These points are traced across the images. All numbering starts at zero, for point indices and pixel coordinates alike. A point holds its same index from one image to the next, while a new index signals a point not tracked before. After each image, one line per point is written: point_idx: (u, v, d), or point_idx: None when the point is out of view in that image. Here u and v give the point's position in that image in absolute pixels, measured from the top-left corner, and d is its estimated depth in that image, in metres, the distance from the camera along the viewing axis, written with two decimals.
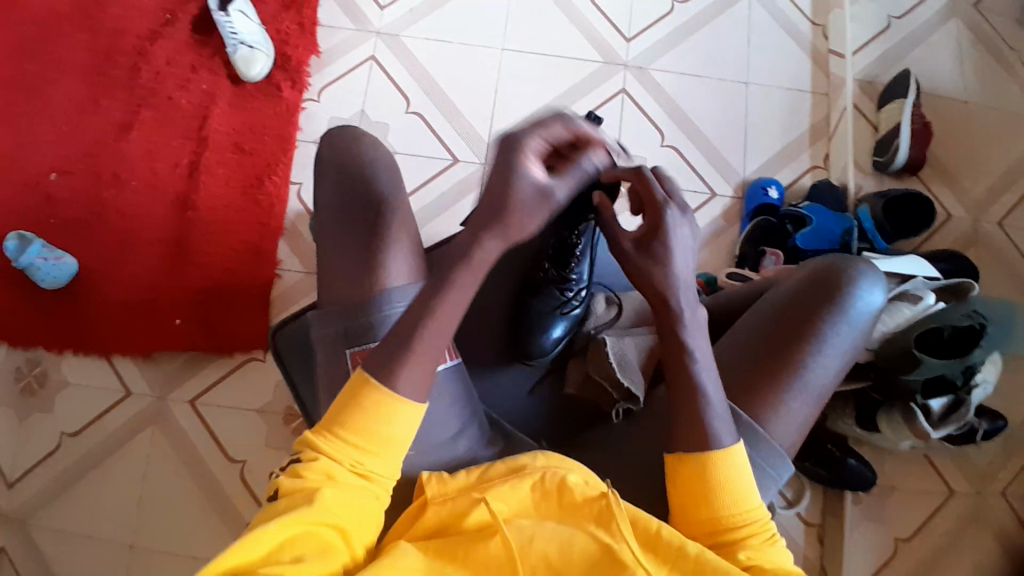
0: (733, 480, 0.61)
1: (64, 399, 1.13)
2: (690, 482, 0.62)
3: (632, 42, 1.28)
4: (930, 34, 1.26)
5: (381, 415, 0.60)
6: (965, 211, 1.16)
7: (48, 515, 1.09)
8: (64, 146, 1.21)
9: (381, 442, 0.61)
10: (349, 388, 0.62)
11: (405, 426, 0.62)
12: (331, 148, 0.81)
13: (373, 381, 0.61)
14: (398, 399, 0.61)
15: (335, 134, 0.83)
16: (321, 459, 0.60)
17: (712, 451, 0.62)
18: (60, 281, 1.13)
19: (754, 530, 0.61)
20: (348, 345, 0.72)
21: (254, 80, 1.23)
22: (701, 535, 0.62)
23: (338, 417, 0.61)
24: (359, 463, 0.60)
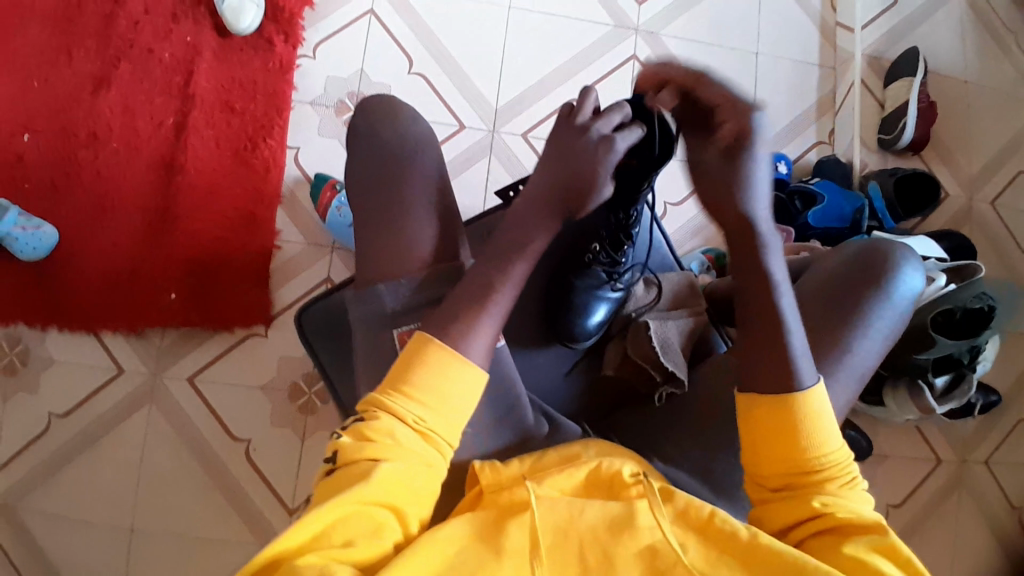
0: (816, 422, 0.60)
1: (50, 377, 1.06)
2: (767, 421, 0.61)
3: (643, 6, 1.24)
4: (935, 10, 1.26)
5: (445, 374, 0.59)
6: (961, 190, 1.20)
7: (40, 497, 1.04)
8: (32, 102, 1.10)
9: (446, 403, 0.59)
10: (412, 349, 0.61)
11: (469, 387, 0.60)
12: (364, 116, 0.75)
13: (438, 341, 0.60)
14: (464, 360, 0.60)
15: (367, 104, 0.76)
16: (385, 417, 0.57)
17: (793, 390, 0.61)
18: (41, 252, 1.04)
19: (833, 474, 0.59)
20: (397, 324, 0.67)
21: (243, 33, 1.13)
22: (774, 481, 0.61)
23: (404, 376, 0.60)
24: (425, 424, 0.58)
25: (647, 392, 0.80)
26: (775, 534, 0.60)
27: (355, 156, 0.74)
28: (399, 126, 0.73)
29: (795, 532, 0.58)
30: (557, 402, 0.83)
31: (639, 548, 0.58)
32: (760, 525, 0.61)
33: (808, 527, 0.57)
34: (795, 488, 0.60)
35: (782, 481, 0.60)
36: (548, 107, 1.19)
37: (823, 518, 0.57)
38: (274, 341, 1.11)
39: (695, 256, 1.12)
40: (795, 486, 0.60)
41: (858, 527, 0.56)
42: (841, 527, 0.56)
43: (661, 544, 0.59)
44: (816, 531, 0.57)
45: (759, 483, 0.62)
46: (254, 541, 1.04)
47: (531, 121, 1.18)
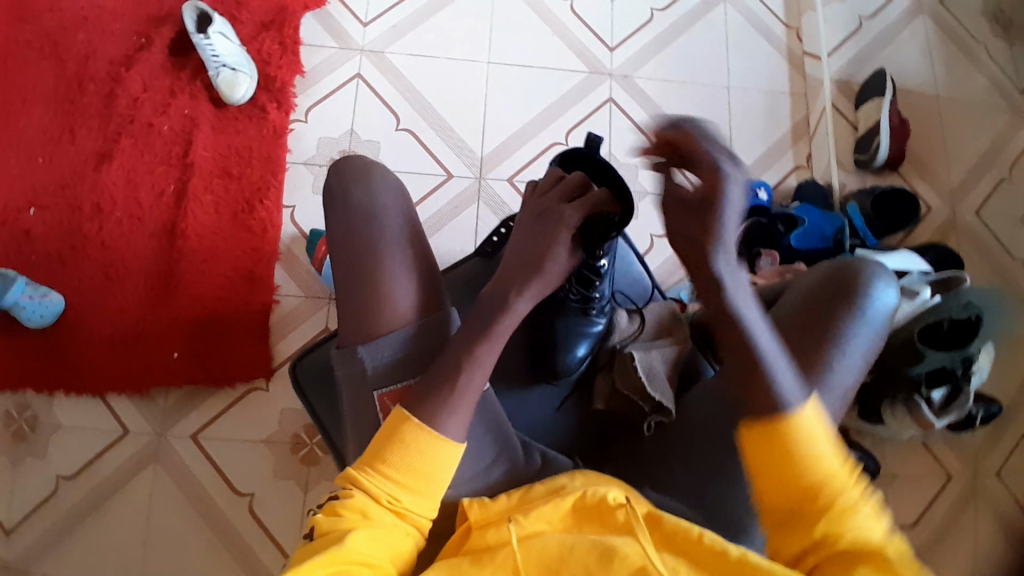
0: (817, 449, 0.58)
1: (57, 441, 1.09)
2: (769, 448, 0.60)
3: (615, 51, 1.30)
4: (898, 34, 1.31)
5: (424, 452, 0.60)
6: (943, 202, 1.21)
7: (46, 564, 1.04)
8: (39, 178, 1.16)
9: (419, 480, 0.60)
10: (389, 425, 0.62)
11: (446, 463, 0.61)
12: (340, 177, 0.75)
13: (416, 419, 0.61)
14: (440, 438, 0.61)
15: (342, 164, 0.77)
16: (357, 496, 0.59)
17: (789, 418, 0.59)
18: (47, 319, 1.09)
19: (840, 496, 0.58)
20: (376, 386, 0.68)
21: (238, 103, 1.20)
22: (780, 508, 0.60)
23: (380, 454, 0.61)
24: (398, 502, 0.60)
25: (637, 422, 0.80)
26: (785, 558, 0.60)
27: (338, 205, 0.74)
28: (378, 175, 0.76)
29: (805, 559, 0.59)
30: (548, 435, 0.83)
31: (631, 569, 0.59)
32: (772, 551, 0.62)
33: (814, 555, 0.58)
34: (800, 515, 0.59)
35: (788, 509, 0.60)
36: (530, 151, 1.23)
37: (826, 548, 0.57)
38: (273, 394, 1.12)
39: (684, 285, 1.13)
40: (799, 511, 0.59)
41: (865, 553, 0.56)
42: (844, 555, 0.57)
43: (652, 565, 0.60)
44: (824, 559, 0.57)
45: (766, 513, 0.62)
46: None
47: (515, 166, 1.23)
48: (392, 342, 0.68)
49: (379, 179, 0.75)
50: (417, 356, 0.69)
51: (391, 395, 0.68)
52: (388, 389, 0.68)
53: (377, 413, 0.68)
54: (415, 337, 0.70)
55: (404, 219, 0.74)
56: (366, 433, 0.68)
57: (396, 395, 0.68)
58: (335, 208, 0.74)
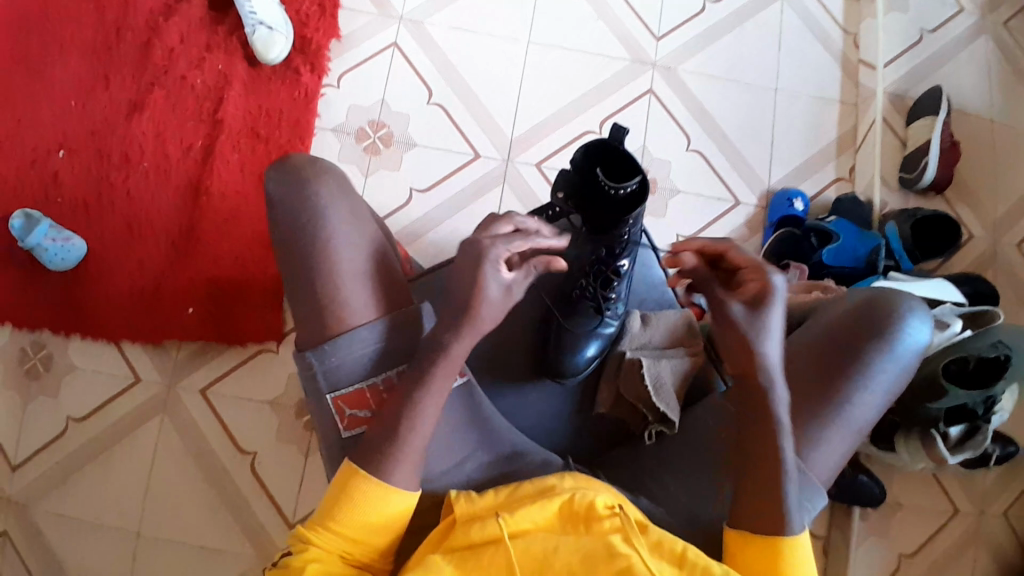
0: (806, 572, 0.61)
1: (69, 383, 1.11)
2: (762, 562, 0.62)
3: (661, 42, 1.25)
4: (961, 49, 1.24)
5: (372, 505, 0.60)
6: (986, 232, 1.16)
7: (50, 500, 1.08)
8: (71, 122, 1.17)
9: (370, 533, 0.61)
10: (340, 479, 0.62)
11: (397, 513, 0.61)
12: (280, 170, 0.68)
13: (362, 472, 0.61)
14: (389, 490, 0.61)
15: (284, 156, 0.70)
16: (313, 548, 0.60)
17: (792, 537, 0.61)
18: (69, 263, 1.10)
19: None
20: (332, 390, 0.66)
21: (272, 63, 1.19)
22: None
23: (331, 511, 0.61)
24: (349, 552, 0.61)
25: (638, 430, 0.80)
26: None
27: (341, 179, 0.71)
28: None
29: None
30: (548, 432, 0.83)
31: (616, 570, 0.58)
32: None
33: None
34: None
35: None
36: (561, 139, 1.20)
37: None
38: (283, 358, 1.13)
39: None
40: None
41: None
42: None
43: (636, 565, 0.58)
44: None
45: None
46: (254, 555, 1.06)
47: (545, 152, 1.20)
48: (355, 342, 0.66)
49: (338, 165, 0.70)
50: (385, 353, 0.67)
51: (346, 399, 0.67)
52: (343, 393, 0.67)
53: (333, 418, 0.67)
54: (382, 335, 0.67)
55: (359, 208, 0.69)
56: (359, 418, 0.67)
57: (352, 400, 0.67)
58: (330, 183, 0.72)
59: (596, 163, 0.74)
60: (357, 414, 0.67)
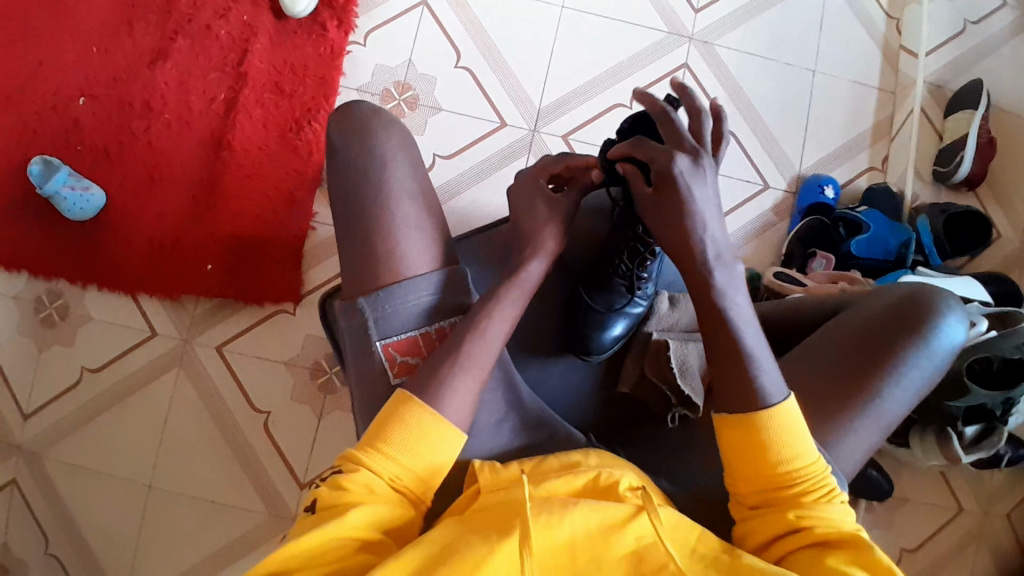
0: (789, 438, 0.58)
1: (85, 333, 1.11)
2: (743, 439, 0.60)
3: (699, 16, 1.21)
4: (1005, 41, 1.21)
5: (427, 437, 0.60)
6: (1015, 232, 1.14)
7: (65, 448, 1.09)
8: (91, 68, 1.14)
9: (423, 465, 0.60)
10: (393, 406, 0.61)
11: (445, 454, 0.61)
12: (344, 127, 0.71)
13: (418, 401, 0.61)
14: (441, 420, 0.61)
15: (348, 109, 0.72)
16: (362, 472, 0.58)
17: (764, 410, 0.59)
18: (87, 213, 1.09)
19: (809, 488, 0.58)
20: (382, 337, 0.67)
21: (299, 17, 1.15)
22: (757, 492, 0.60)
23: (383, 436, 0.60)
24: (399, 482, 0.59)
25: (661, 412, 0.79)
26: (757, 549, 0.59)
27: (360, 143, 0.70)
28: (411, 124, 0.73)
29: (776, 547, 0.57)
30: (570, 410, 0.82)
31: (627, 550, 0.57)
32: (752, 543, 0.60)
33: (790, 541, 0.56)
34: (775, 503, 0.59)
35: (760, 498, 0.59)
36: (590, 111, 1.17)
37: (803, 533, 0.56)
38: (300, 320, 1.12)
39: None
40: (775, 500, 0.59)
41: (835, 540, 0.56)
42: (820, 541, 0.56)
43: (647, 549, 0.58)
44: (799, 545, 0.56)
45: (739, 501, 0.61)
46: (264, 511, 1.07)
47: (573, 124, 1.17)
48: (413, 289, 0.67)
49: (391, 127, 0.71)
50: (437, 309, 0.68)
51: (397, 347, 0.67)
52: (395, 340, 0.67)
53: (383, 366, 0.67)
54: (439, 286, 0.68)
55: (405, 168, 0.70)
56: (375, 392, 0.67)
57: (404, 348, 0.67)
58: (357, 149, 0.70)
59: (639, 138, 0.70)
60: (408, 361, 0.67)
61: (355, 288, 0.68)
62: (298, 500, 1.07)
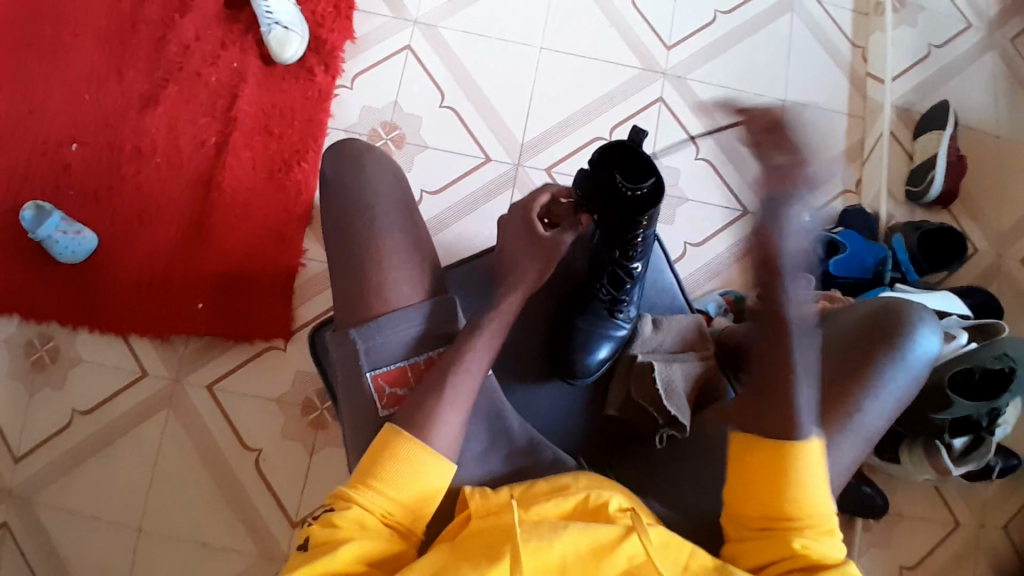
0: (805, 473, 0.63)
1: (76, 376, 1.11)
2: (761, 466, 0.65)
3: (672, 51, 1.26)
4: (968, 65, 1.26)
5: (415, 469, 0.60)
6: (990, 245, 1.17)
7: (53, 493, 1.07)
8: (84, 115, 1.17)
9: (413, 498, 0.60)
10: (381, 441, 0.62)
11: (434, 485, 0.61)
12: (336, 162, 0.74)
13: (405, 434, 0.61)
14: (430, 451, 0.61)
15: (341, 145, 0.75)
16: (353, 508, 0.59)
17: (792, 444, 0.64)
18: (78, 256, 1.11)
19: (812, 521, 0.63)
20: (372, 367, 0.68)
21: (287, 63, 1.20)
22: (766, 515, 0.64)
23: (373, 472, 0.60)
24: (391, 515, 0.59)
25: (649, 432, 0.81)
26: (749, 568, 0.63)
27: (343, 175, 0.72)
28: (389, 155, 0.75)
29: (767, 567, 0.62)
30: (558, 432, 0.83)
31: (618, 571, 0.58)
32: (745, 561, 0.64)
33: (786, 564, 0.61)
34: (779, 527, 0.63)
35: (765, 520, 0.64)
36: (572, 143, 1.21)
37: (800, 559, 0.61)
38: (291, 356, 1.13)
39: (712, 299, 1.11)
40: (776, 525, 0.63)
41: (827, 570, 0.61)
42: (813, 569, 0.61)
43: (637, 568, 0.58)
44: (792, 569, 0.61)
45: (740, 521, 0.66)
46: (255, 551, 1.05)
47: (555, 156, 1.20)
48: (400, 321, 0.68)
49: (376, 161, 0.74)
50: (429, 337, 0.69)
51: (386, 377, 0.68)
52: (384, 370, 0.68)
53: (372, 397, 0.68)
54: (426, 317, 0.69)
55: (389, 200, 0.72)
56: (363, 417, 0.68)
57: (393, 378, 0.68)
58: (340, 181, 0.73)
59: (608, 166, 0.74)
60: (397, 392, 0.68)
61: (343, 316, 0.69)
62: (290, 538, 1.06)
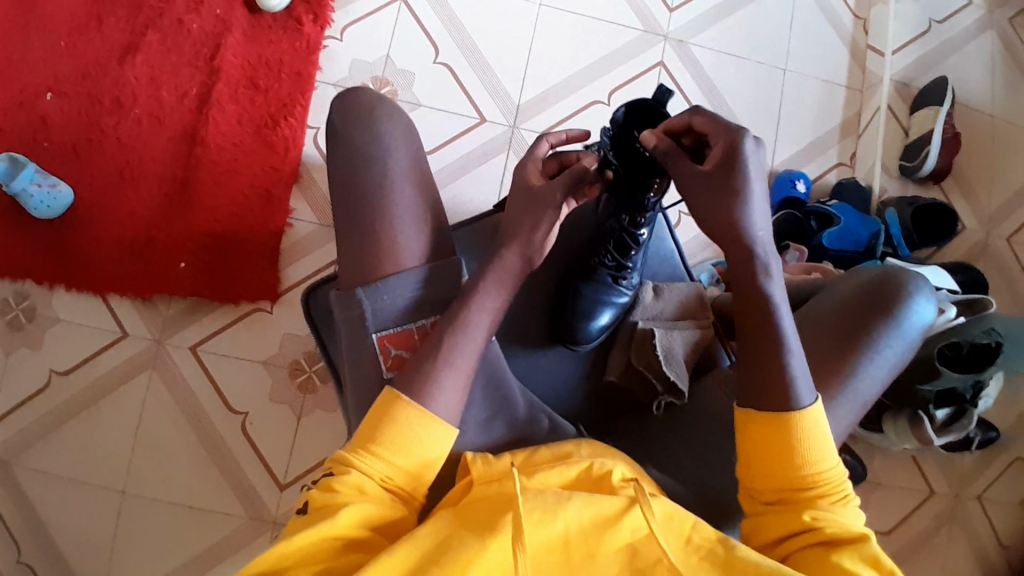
0: (812, 443, 0.59)
1: (54, 335, 1.07)
2: (765, 438, 0.60)
3: (674, 14, 1.23)
4: (967, 41, 1.26)
5: (416, 433, 0.59)
6: (979, 223, 1.19)
7: (33, 454, 1.04)
8: (56, 59, 1.10)
9: (413, 462, 0.59)
10: (381, 404, 0.60)
11: (435, 448, 0.60)
12: (343, 117, 0.70)
13: (405, 398, 0.60)
14: (432, 418, 0.60)
15: (346, 97, 0.72)
16: (352, 473, 0.58)
17: (791, 411, 0.60)
18: (55, 211, 1.05)
19: (825, 490, 0.59)
20: (377, 328, 0.66)
21: (274, 11, 1.14)
22: (777, 489, 0.60)
23: (373, 436, 0.59)
24: (390, 480, 0.58)
25: (647, 400, 0.80)
26: (765, 546, 0.59)
27: (347, 135, 0.69)
28: (397, 117, 0.71)
29: (784, 543, 0.57)
30: (557, 402, 0.83)
31: (622, 543, 0.57)
32: (759, 539, 0.60)
33: (800, 539, 0.56)
34: (789, 501, 0.59)
35: (773, 495, 0.60)
36: (570, 107, 1.18)
37: (813, 532, 0.56)
38: (278, 319, 1.10)
39: (705, 268, 1.12)
40: (790, 499, 0.59)
41: (848, 542, 0.55)
42: (830, 540, 0.55)
43: (639, 543, 0.57)
44: (807, 543, 0.56)
45: (752, 497, 0.61)
46: (243, 515, 1.05)
47: (552, 120, 1.18)
48: (400, 284, 0.66)
49: (380, 118, 0.70)
50: (434, 300, 0.67)
51: (392, 339, 0.66)
52: (389, 332, 0.66)
53: (376, 360, 0.66)
54: (426, 280, 0.67)
55: (393, 161, 0.69)
56: (364, 384, 0.66)
57: (399, 340, 0.66)
58: (340, 137, 0.69)
59: (637, 124, 0.71)
60: (400, 354, 0.66)
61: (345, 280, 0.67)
62: (278, 502, 1.05)
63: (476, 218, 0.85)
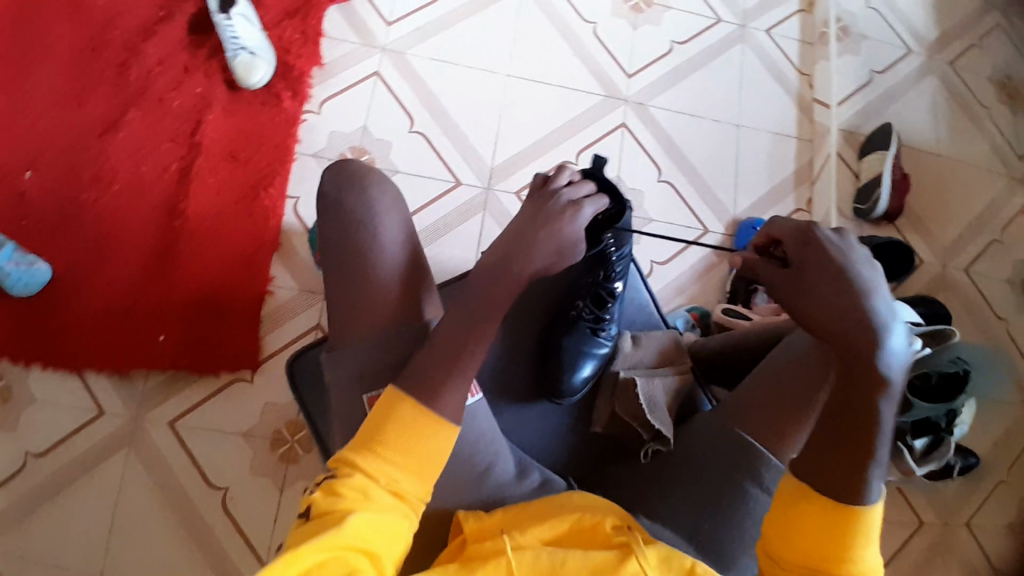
0: (861, 539, 0.56)
1: (30, 416, 1.05)
2: (815, 512, 0.57)
3: (632, 79, 1.31)
4: (907, 89, 1.36)
5: (420, 433, 0.58)
6: (935, 257, 1.25)
7: (3, 542, 1.00)
8: (37, 141, 1.13)
9: (421, 464, 0.58)
10: (382, 404, 0.59)
11: (440, 444, 0.59)
12: (335, 182, 0.74)
13: (410, 398, 0.59)
14: (439, 421, 0.59)
15: (338, 166, 0.76)
16: (357, 475, 0.56)
17: (855, 499, 0.56)
18: (33, 288, 1.05)
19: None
20: (365, 389, 0.65)
21: (253, 88, 1.19)
22: (807, 560, 0.57)
23: (378, 436, 0.58)
24: (398, 484, 0.57)
25: (635, 447, 0.81)
26: None
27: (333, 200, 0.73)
28: (377, 181, 0.75)
29: None
30: (543, 454, 0.83)
31: None
32: None
33: None
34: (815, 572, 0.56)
35: (801, 564, 0.57)
36: (540, 168, 1.24)
37: None
38: (259, 387, 1.10)
39: (681, 313, 1.14)
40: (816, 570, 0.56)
41: None
42: None
43: None
44: None
45: (775, 559, 0.58)
46: None
47: (523, 180, 1.23)
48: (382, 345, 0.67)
49: (361, 185, 0.74)
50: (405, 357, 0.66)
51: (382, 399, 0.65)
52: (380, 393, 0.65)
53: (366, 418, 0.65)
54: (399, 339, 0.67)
55: (374, 222, 0.72)
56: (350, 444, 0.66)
57: None
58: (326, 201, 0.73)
59: None
60: None
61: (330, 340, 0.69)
62: None
63: (453, 279, 0.91)
